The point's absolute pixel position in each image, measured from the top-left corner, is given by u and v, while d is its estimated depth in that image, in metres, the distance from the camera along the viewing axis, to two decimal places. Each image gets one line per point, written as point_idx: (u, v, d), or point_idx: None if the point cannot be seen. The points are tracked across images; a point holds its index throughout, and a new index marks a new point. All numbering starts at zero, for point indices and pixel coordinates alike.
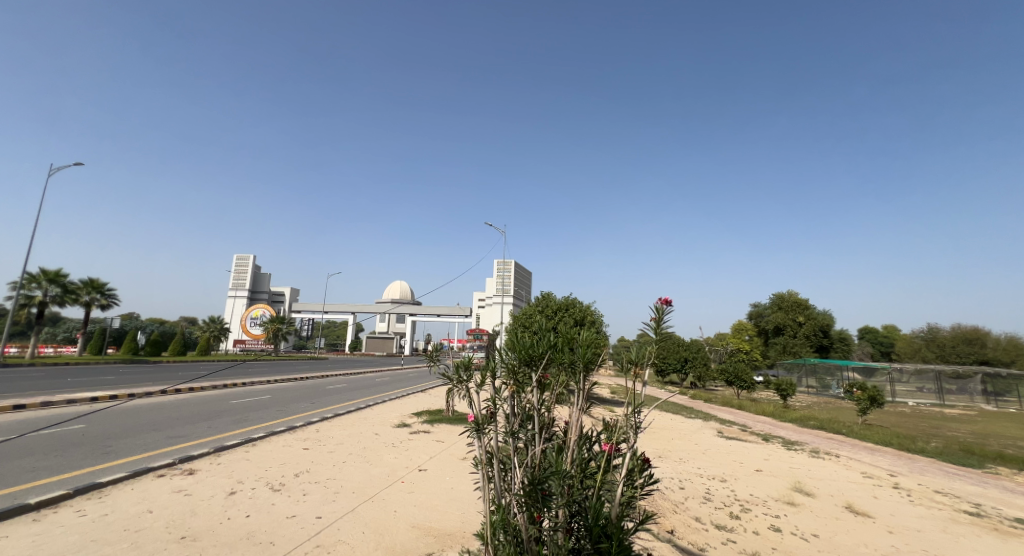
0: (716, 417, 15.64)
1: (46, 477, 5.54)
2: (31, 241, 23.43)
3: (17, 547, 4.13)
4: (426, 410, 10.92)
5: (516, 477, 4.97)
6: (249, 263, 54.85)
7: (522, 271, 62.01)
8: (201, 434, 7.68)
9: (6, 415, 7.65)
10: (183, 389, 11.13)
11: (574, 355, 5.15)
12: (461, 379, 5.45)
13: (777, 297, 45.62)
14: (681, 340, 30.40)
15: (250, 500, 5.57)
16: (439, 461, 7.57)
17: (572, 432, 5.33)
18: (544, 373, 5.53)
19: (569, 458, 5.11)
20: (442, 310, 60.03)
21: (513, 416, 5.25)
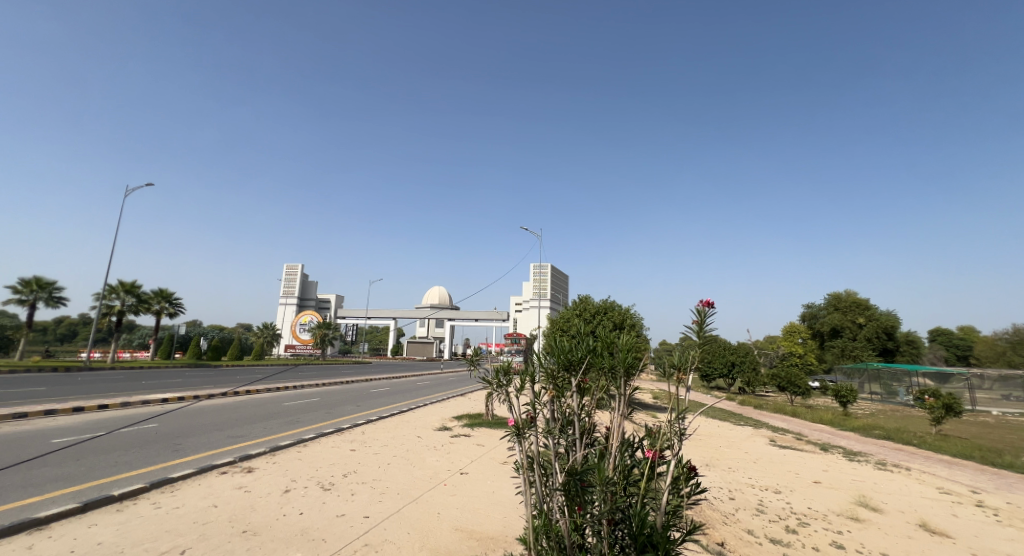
0: (767, 424, 14.91)
1: (127, 471, 6.09)
2: (113, 255, 25.90)
3: (104, 534, 4.55)
4: (467, 413, 11.10)
5: (558, 482, 4.94)
6: (298, 272, 58.04)
7: (559, 275, 62.07)
8: (259, 434, 8.18)
9: (92, 414, 8.48)
10: (241, 392, 11.91)
11: (614, 360, 5.08)
12: (501, 383, 5.45)
13: (833, 297, 43.31)
14: (726, 343, 29.15)
15: (303, 498, 5.87)
16: (480, 464, 7.65)
17: (614, 438, 5.22)
18: (583, 377, 5.48)
19: (611, 464, 5.02)
20: (481, 314, 60.48)
21: (553, 420, 5.24)
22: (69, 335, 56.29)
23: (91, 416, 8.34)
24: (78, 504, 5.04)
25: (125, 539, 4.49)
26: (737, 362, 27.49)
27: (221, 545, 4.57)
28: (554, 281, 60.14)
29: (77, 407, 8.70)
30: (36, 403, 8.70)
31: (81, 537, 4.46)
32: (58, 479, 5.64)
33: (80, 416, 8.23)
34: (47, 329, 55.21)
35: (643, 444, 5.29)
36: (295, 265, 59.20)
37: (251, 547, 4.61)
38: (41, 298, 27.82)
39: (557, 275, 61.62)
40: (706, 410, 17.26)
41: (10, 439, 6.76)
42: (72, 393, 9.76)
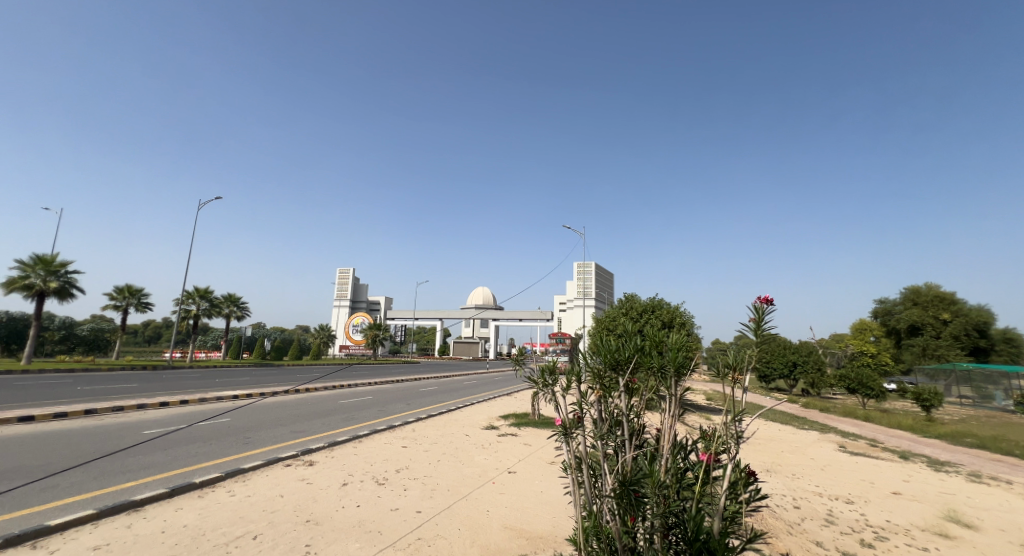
0: (835, 428, 13.85)
1: (205, 461, 6.62)
2: (189, 264, 28.43)
3: (187, 517, 4.94)
4: (513, 413, 11.17)
5: (608, 483, 4.71)
6: (350, 276, 60.90)
7: (603, 273, 61.01)
8: (318, 430, 8.65)
9: (175, 409, 9.34)
10: (301, 390, 12.66)
11: (664, 360, 4.77)
12: (546, 383, 4.94)
13: (911, 292, 39.58)
14: (786, 341, 27.39)
15: (360, 491, 6.06)
16: (528, 464, 7.60)
17: (665, 440, 4.94)
18: (631, 377, 5.17)
19: (663, 467, 4.75)
20: (527, 314, 60.46)
21: (600, 421, 4.97)
22: (154, 337, 62.32)
23: (173, 411, 9.16)
24: (166, 489, 5.53)
25: (206, 522, 4.86)
26: (799, 362, 25.72)
27: (288, 533, 4.81)
28: (600, 280, 59.17)
29: (162, 402, 9.61)
30: (126, 398, 9.68)
31: (169, 519, 4.87)
32: (148, 467, 6.22)
33: (164, 411, 9.07)
34: (137, 331, 61.58)
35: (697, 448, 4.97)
36: (348, 270, 62.05)
37: (314, 535, 4.82)
38: (130, 304, 31.00)
39: (603, 273, 60.54)
40: (765, 413, 16.31)
41: (107, 430, 7.55)
42: (157, 390, 10.78)
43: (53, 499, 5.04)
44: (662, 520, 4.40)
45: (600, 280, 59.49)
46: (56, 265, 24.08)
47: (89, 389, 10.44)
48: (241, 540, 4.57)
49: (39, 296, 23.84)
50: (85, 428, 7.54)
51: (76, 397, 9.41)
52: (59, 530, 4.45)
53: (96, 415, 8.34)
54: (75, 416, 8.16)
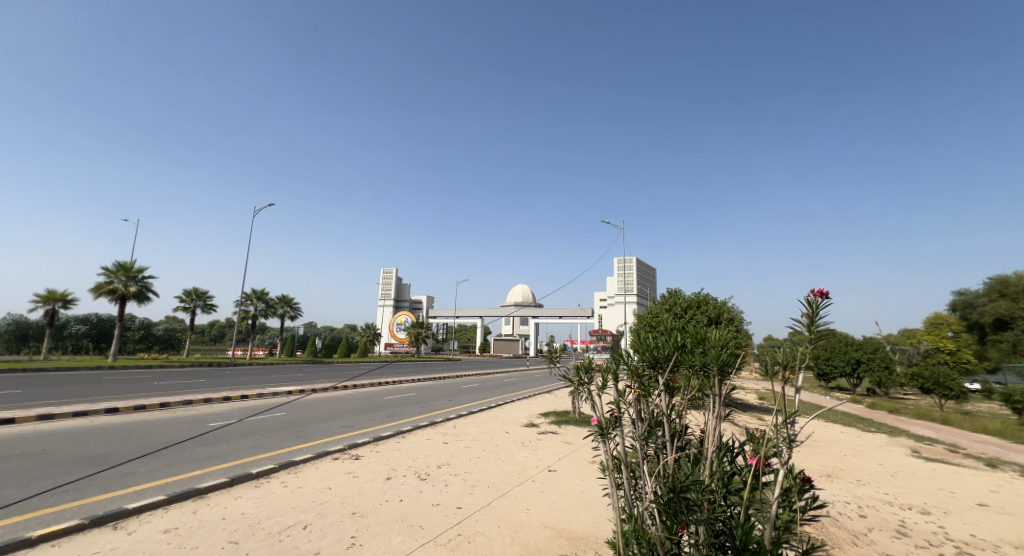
0: (906, 431, 12.74)
1: (261, 453, 7.08)
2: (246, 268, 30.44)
3: (245, 506, 5.30)
4: (554, 410, 11.12)
5: (648, 486, 4.30)
6: (394, 276, 62.87)
7: (646, 269, 59.47)
8: (365, 425, 9.02)
9: (236, 403, 10.04)
10: (348, 386, 13.24)
11: (706, 357, 4.30)
12: (581, 381, 4.48)
13: (998, 282, 35.54)
14: (848, 337, 25.57)
15: (402, 486, 6.23)
16: (568, 462, 7.54)
17: (710, 441, 4.50)
18: (671, 375, 4.70)
19: (708, 470, 4.33)
20: (567, 311, 59.91)
21: (639, 421, 4.49)
22: (219, 336, 67.43)
23: (234, 405, 9.87)
24: (227, 478, 5.96)
25: (262, 510, 5.21)
26: (864, 359, 23.95)
27: (335, 524, 5.03)
28: (642, 274, 57.60)
29: (224, 397, 10.35)
30: (194, 393, 10.51)
31: (229, 506, 5.25)
32: (212, 457, 6.74)
33: (227, 405, 9.78)
34: (204, 331, 66.74)
35: (745, 450, 4.54)
36: (391, 270, 63.89)
37: (358, 527, 5.00)
38: (197, 306, 33.62)
39: (644, 268, 58.89)
40: (824, 413, 15.28)
41: (178, 422, 8.25)
42: (221, 385, 11.66)
43: (131, 485, 5.57)
44: (710, 528, 4.02)
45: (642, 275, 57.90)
46: (134, 271, 26.54)
47: (164, 384, 11.45)
48: (293, 529, 4.84)
49: (121, 299, 26.36)
50: (159, 420, 8.28)
51: (150, 391, 10.32)
52: (136, 513, 4.91)
53: (169, 408, 9.13)
54: (151, 408, 8.98)
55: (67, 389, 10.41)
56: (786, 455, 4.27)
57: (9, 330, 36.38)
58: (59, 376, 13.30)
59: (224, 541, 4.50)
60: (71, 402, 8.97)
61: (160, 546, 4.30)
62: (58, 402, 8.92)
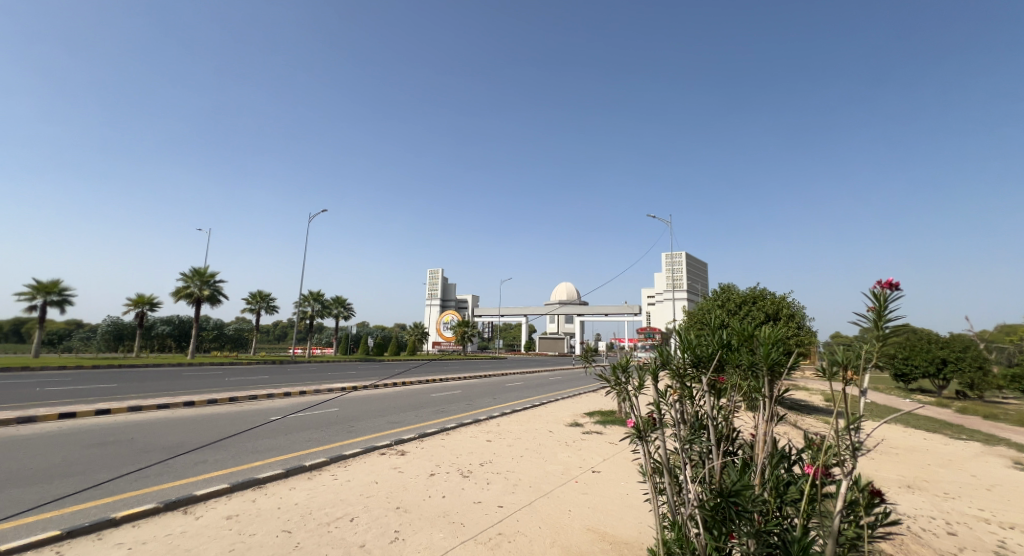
0: (1005, 440, 11.33)
1: (315, 446, 7.48)
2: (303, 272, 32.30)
3: (299, 496, 5.62)
4: (600, 410, 10.90)
5: (691, 492, 4.03)
6: (439, 276, 64.39)
7: (698, 264, 57.14)
8: (412, 421, 9.29)
9: (295, 399, 10.66)
10: (397, 383, 13.68)
11: (754, 356, 3.96)
12: (618, 382, 4.33)
13: None
14: (933, 334, 23.11)
15: (445, 482, 6.35)
16: (612, 463, 7.33)
17: (761, 447, 4.14)
18: (718, 375, 4.39)
19: (759, 478, 3.98)
20: (613, 308, 58.64)
21: (681, 423, 4.24)
22: (281, 336, 72.18)
23: (293, 400, 10.48)
24: (283, 470, 6.34)
25: (314, 501, 5.50)
26: (951, 359, 21.59)
27: (380, 518, 5.21)
28: (691, 269, 55.27)
29: (284, 393, 11.01)
30: (258, 389, 11.27)
31: (283, 497, 5.59)
32: (271, 449, 7.20)
33: (287, 400, 10.43)
34: (270, 330, 71.59)
35: (803, 459, 4.14)
36: (437, 270, 65.18)
37: (402, 522, 5.15)
38: (261, 307, 36.18)
39: (695, 262, 56.35)
40: (902, 418, 13.92)
41: (243, 415, 8.91)
42: (282, 381, 12.45)
43: (200, 473, 6.06)
44: (761, 542, 3.70)
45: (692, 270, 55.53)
46: (208, 276, 29.02)
47: (232, 380, 12.41)
48: (340, 521, 5.07)
49: (197, 302, 28.81)
50: (227, 413, 8.97)
51: (219, 387, 11.19)
52: (204, 499, 5.35)
53: (236, 402, 9.88)
54: (221, 402, 9.76)
55: (151, 383, 11.53)
56: (850, 464, 3.81)
57: (107, 330, 40.92)
58: (145, 372, 14.77)
59: (279, 529, 4.79)
60: (154, 396, 9.93)
61: (222, 532, 4.65)
62: (142, 396, 9.86)
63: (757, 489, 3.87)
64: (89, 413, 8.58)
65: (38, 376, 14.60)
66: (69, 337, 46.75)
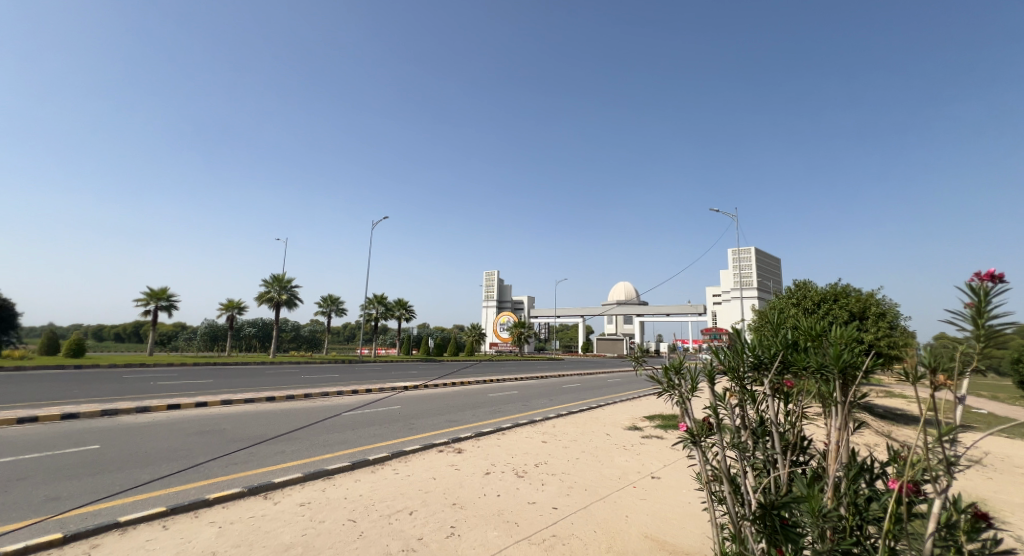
0: None
1: (378, 441, 7.85)
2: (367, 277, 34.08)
3: (363, 488, 5.91)
4: (661, 414, 10.45)
5: (754, 504, 3.72)
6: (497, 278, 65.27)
7: (771, 260, 53.37)
8: (469, 420, 9.46)
9: (361, 396, 11.24)
10: (455, 383, 14.01)
11: (823, 358, 3.57)
12: (670, 384, 4.12)
13: None
14: None
15: (500, 481, 6.39)
16: (673, 470, 7.00)
17: (835, 459, 3.73)
18: (782, 378, 4.02)
19: (833, 492, 3.59)
20: (676, 308, 56.22)
21: (741, 429, 3.93)
22: (351, 336, 76.72)
23: (359, 398, 11.06)
24: (349, 463, 6.71)
25: (375, 494, 5.75)
26: None
27: (437, 513, 5.34)
28: (762, 266, 51.51)
29: (350, 390, 11.64)
30: (328, 386, 12.03)
31: (350, 488, 5.91)
32: (339, 443, 7.64)
33: (354, 397, 11.03)
34: (343, 332, 76.29)
35: (886, 473, 3.69)
36: (493, 271, 65.80)
37: (458, 518, 5.25)
38: (332, 310, 38.61)
39: (767, 258, 52.47)
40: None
41: (315, 411, 9.55)
42: (349, 379, 13.20)
43: (276, 462, 6.56)
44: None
45: (762, 266, 51.70)
46: (285, 282, 31.55)
47: (306, 378, 13.33)
48: (400, 514, 5.26)
49: (276, 306, 31.33)
50: (302, 408, 9.67)
51: (294, 384, 12.06)
52: (281, 486, 5.79)
53: (309, 398, 10.61)
54: (297, 398, 10.54)
55: (238, 380, 12.70)
56: (945, 482, 3.32)
57: (204, 331, 45.67)
58: (232, 370, 16.27)
59: (344, 518, 5.06)
60: (241, 391, 10.94)
61: (296, 517, 5.00)
62: (229, 392, 10.87)
63: (829, 504, 3.50)
64: (189, 405, 9.62)
65: (146, 372, 16.59)
66: (175, 337, 52.78)
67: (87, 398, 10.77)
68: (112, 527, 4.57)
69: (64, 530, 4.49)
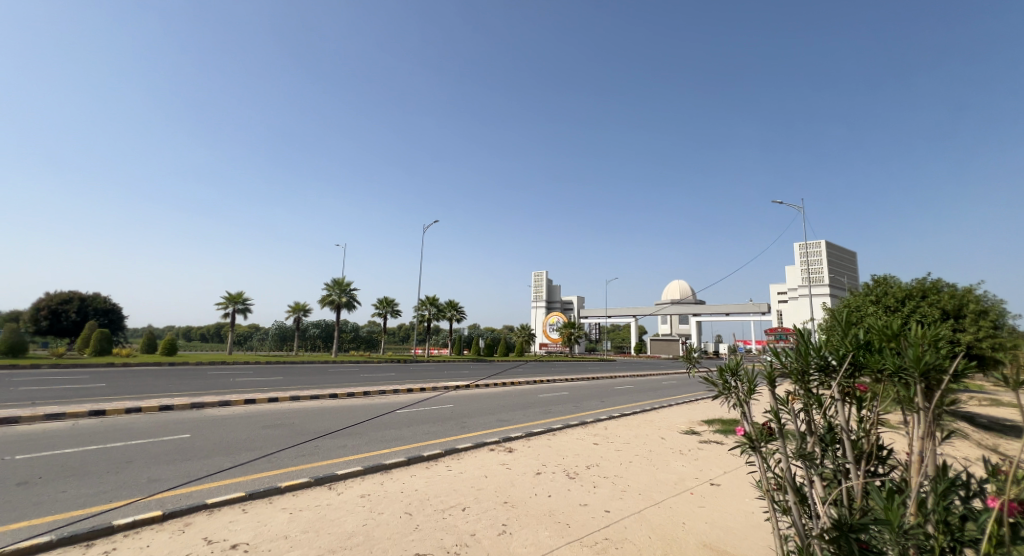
0: None
1: (431, 438, 8.02)
2: None
3: (418, 483, 6.05)
4: (721, 418, 9.93)
5: (823, 517, 3.39)
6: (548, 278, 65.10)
7: (845, 254, 49.59)
8: (519, 420, 9.45)
9: (415, 395, 11.57)
10: (506, 383, 14.09)
11: (900, 359, 3.21)
12: (725, 386, 3.87)
13: None
14: None
15: (551, 482, 6.32)
16: (734, 477, 6.61)
17: (919, 471, 3.33)
18: (853, 382, 3.66)
19: (919, 508, 3.19)
20: (738, 308, 53.40)
21: (806, 436, 3.61)
22: (407, 337, 79.47)
23: (414, 396, 11.40)
24: (405, 458, 6.91)
25: (428, 489, 5.88)
26: None
27: (488, 510, 5.37)
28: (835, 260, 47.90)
29: (405, 389, 12.01)
30: (385, 384, 12.49)
31: (406, 482, 6.08)
32: (396, 439, 7.88)
33: (409, 395, 11.39)
34: (401, 333, 79.13)
35: (984, 491, 3.24)
36: (541, 271, 65.52)
37: (509, 517, 5.24)
38: (388, 311, 40.16)
39: (840, 251, 48.51)
40: None
41: (373, 407, 9.94)
42: (404, 379, 13.63)
43: (339, 455, 6.88)
44: None
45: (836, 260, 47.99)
46: (346, 285, 33.20)
47: (365, 376, 13.94)
48: (453, 509, 5.33)
49: (337, 308, 33.03)
50: (361, 405, 10.11)
51: (354, 382, 12.64)
52: (344, 478, 6.06)
53: (368, 396, 11.06)
54: (357, 395, 11.03)
55: (304, 377, 13.49)
56: None
57: (275, 333, 48.97)
58: (298, 368, 17.30)
59: (401, 511, 5.21)
60: (306, 388, 11.62)
61: (357, 508, 5.20)
62: (295, 389, 11.57)
63: (914, 521, 3.11)
64: (261, 400, 10.33)
65: (224, 369, 18.03)
66: (251, 337, 57.03)
67: (176, 392, 11.86)
68: (200, 508, 4.98)
69: (162, 508, 4.95)
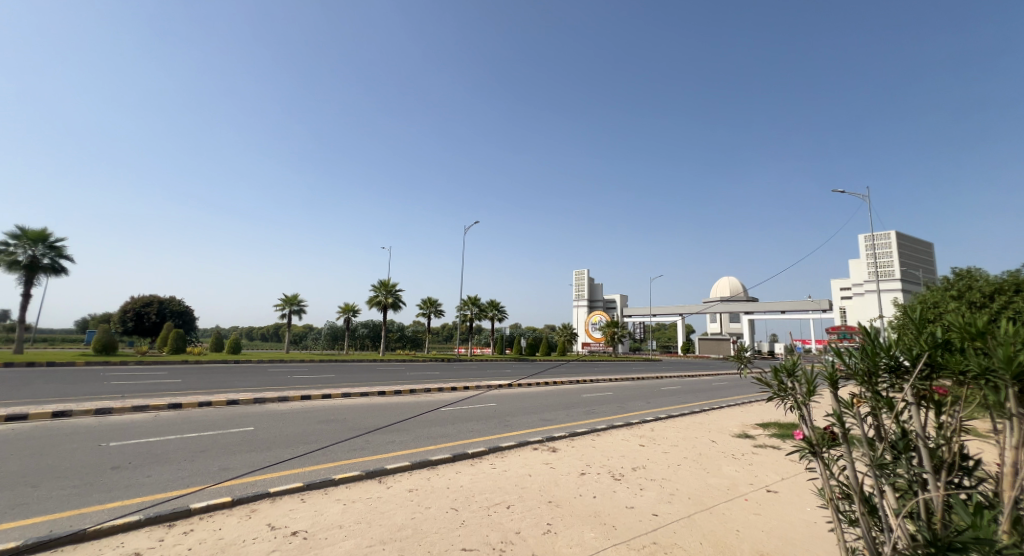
0: None
1: (476, 436, 8.12)
2: None
3: (463, 480, 6.13)
4: (777, 422, 9.45)
5: (897, 530, 3.15)
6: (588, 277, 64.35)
7: (916, 245, 46.03)
8: (563, 420, 9.39)
9: (460, 393, 11.74)
10: (550, 383, 14.04)
11: (987, 360, 2.95)
12: (782, 388, 3.69)
13: None
14: None
15: (597, 483, 6.24)
16: (792, 484, 6.28)
17: (1009, 484, 3.05)
18: (930, 385, 3.39)
19: (1011, 523, 2.92)
20: (793, 305, 50.75)
21: (876, 442, 3.38)
22: (450, 337, 80.78)
23: (459, 394, 11.57)
24: (450, 455, 7.02)
25: (473, 486, 5.95)
26: None
27: (533, 509, 5.36)
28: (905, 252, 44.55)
29: (450, 388, 12.21)
30: (431, 383, 12.75)
31: (452, 478, 6.18)
32: (441, 436, 8.03)
33: (454, 394, 11.56)
34: (444, 332, 80.47)
35: None
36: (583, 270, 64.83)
37: (555, 516, 5.21)
38: (433, 311, 40.96)
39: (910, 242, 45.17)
40: None
41: (419, 405, 10.17)
42: (449, 378, 13.85)
43: (387, 450, 7.08)
44: None
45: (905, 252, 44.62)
46: (391, 286, 34.07)
47: (411, 375, 14.27)
48: (498, 507, 5.36)
49: (384, 308, 33.97)
50: (408, 402, 10.37)
51: (401, 380, 12.98)
52: (393, 472, 6.24)
53: (414, 394, 11.33)
54: (404, 393, 11.32)
55: (354, 376, 13.98)
56: None
57: (326, 332, 51.02)
58: (349, 366, 17.96)
59: (448, 506, 5.29)
60: (356, 386, 12.03)
61: (406, 501, 5.34)
62: (346, 386, 12.02)
63: (1007, 539, 2.85)
64: (315, 397, 10.80)
65: (281, 367, 18.95)
66: (304, 337, 59.75)
67: (239, 388, 12.62)
68: (263, 495, 5.26)
69: (230, 495, 5.26)
